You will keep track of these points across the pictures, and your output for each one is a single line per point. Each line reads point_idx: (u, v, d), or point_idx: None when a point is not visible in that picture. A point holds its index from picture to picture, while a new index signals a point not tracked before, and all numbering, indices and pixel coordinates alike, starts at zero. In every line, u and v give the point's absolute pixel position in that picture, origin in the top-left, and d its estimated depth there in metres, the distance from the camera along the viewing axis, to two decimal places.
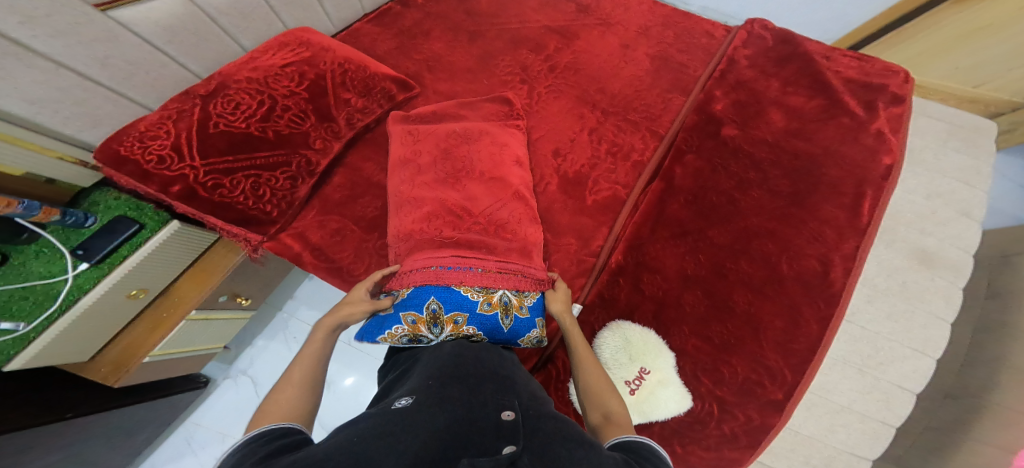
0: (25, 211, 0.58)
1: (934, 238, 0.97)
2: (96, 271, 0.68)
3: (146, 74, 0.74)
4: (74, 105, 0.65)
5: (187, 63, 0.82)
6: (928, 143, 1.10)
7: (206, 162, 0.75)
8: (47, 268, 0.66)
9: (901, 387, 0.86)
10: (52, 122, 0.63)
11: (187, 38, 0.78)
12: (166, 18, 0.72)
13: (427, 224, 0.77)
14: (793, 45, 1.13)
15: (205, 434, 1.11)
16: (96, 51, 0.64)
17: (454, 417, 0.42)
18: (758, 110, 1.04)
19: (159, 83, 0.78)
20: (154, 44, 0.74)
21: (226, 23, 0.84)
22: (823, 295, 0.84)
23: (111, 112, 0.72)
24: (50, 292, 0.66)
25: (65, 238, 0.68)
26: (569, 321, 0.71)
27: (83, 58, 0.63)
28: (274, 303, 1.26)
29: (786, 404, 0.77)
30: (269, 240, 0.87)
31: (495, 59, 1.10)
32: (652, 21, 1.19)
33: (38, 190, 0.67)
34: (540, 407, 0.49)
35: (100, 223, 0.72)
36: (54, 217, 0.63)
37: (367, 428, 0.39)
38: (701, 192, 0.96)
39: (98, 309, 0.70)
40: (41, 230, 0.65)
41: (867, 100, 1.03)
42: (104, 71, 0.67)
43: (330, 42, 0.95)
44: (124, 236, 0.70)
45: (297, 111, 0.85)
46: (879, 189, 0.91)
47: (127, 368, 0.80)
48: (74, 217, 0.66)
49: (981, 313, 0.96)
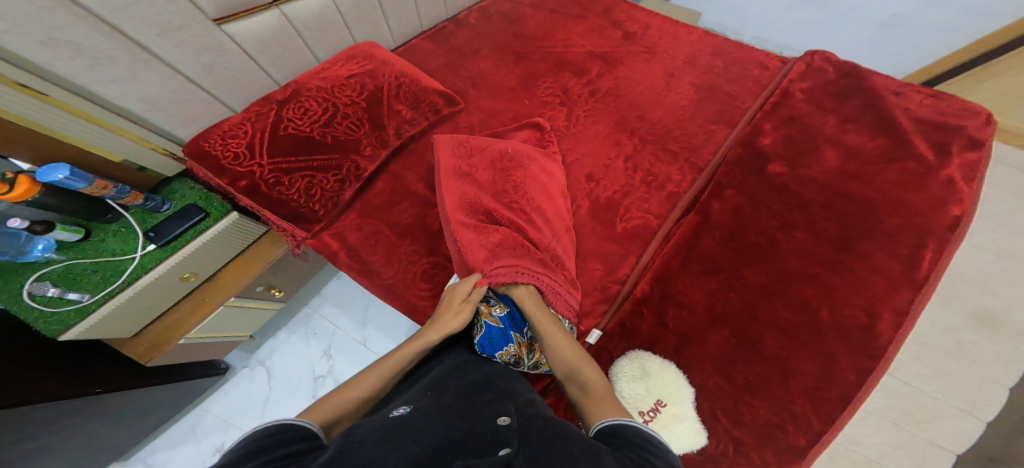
0: (117, 194, 0.71)
1: (1002, 298, 0.89)
2: (160, 253, 0.78)
3: (239, 80, 0.85)
4: (177, 105, 0.76)
5: (272, 71, 0.91)
6: (1006, 195, 1.00)
7: (272, 162, 0.83)
8: (120, 245, 0.76)
9: (938, 445, 0.80)
10: (157, 118, 0.75)
11: (275, 49, 0.88)
12: (262, 31, 0.83)
13: (517, 244, 0.80)
14: (857, 79, 1.06)
15: (211, 422, 1.18)
16: (205, 59, 0.76)
17: (453, 426, 0.46)
18: (811, 147, 0.99)
19: (246, 88, 0.87)
20: (249, 53, 0.84)
21: (308, 37, 0.94)
22: (865, 346, 0.79)
23: (205, 113, 0.83)
24: (116, 269, 0.75)
25: (142, 220, 0.79)
26: (529, 300, 0.73)
27: (195, 64, 0.75)
28: (300, 298, 1.35)
29: (809, 453, 0.73)
30: (312, 237, 0.94)
31: (537, 81, 1.12)
32: (700, 51, 1.16)
33: (131, 176, 0.80)
34: (535, 411, 0.52)
35: (174, 209, 0.84)
36: (138, 201, 0.75)
37: (368, 433, 0.43)
38: (739, 230, 0.92)
39: (156, 287, 0.78)
40: (124, 211, 0.77)
41: (937, 143, 0.94)
42: (208, 76, 0.78)
43: (392, 57, 1.01)
44: (191, 223, 0.80)
45: (355, 119, 0.92)
46: (943, 241, 0.84)
47: (161, 347, 0.87)
48: (153, 202, 0.78)
49: None
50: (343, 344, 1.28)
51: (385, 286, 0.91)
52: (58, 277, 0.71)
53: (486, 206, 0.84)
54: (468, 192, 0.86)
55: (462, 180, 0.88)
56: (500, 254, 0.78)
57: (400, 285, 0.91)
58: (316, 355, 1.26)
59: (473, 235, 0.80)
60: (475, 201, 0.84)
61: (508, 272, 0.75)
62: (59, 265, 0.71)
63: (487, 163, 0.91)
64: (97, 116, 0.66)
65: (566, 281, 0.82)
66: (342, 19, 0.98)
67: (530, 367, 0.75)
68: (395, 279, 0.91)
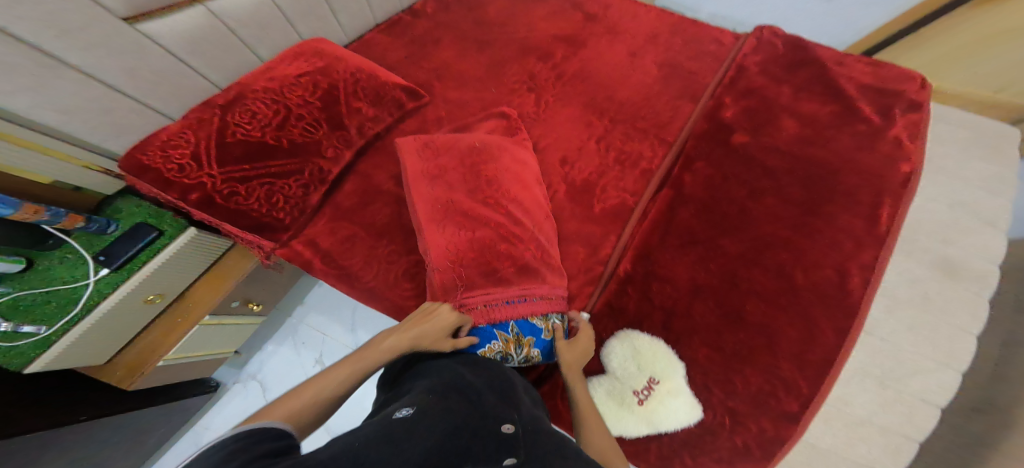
0: (52, 218, 0.63)
1: (958, 247, 0.95)
2: (116, 276, 0.71)
3: (170, 85, 0.79)
4: (101, 115, 0.69)
5: (209, 73, 0.86)
6: (951, 150, 1.07)
7: (223, 170, 0.78)
8: (71, 273, 0.69)
9: (924, 401, 0.84)
10: (82, 131, 0.68)
11: (207, 49, 0.83)
12: (189, 30, 0.77)
13: (489, 249, 0.79)
14: (804, 50, 1.11)
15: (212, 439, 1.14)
16: (124, 63, 0.69)
17: (458, 430, 0.44)
18: (770, 117, 1.03)
19: (181, 93, 0.82)
20: (177, 55, 0.78)
21: (245, 34, 0.89)
22: (840, 305, 0.82)
23: (136, 122, 0.76)
24: (71, 297, 0.69)
25: (88, 245, 0.72)
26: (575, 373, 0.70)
27: (114, 70, 0.68)
28: (284, 309, 1.28)
29: (801, 416, 0.76)
30: (282, 247, 0.90)
31: (503, 68, 1.11)
32: (660, 29, 1.19)
33: (66, 198, 0.73)
34: (538, 423, 0.51)
35: (122, 229, 0.77)
36: (79, 224, 0.68)
37: (372, 434, 0.41)
38: (712, 201, 0.94)
39: (118, 313, 0.73)
40: (66, 236, 0.69)
41: (882, 107, 1.00)
42: (132, 82, 0.72)
43: (343, 52, 0.97)
44: (144, 243, 0.73)
45: (311, 120, 0.87)
46: (898, 197, 0.89)
47: (141, 370, 0.83)
48: (97, 224, 0.71)
49: (1010, 329, 0.91)
50: (334, 351, 1.22)
51: (367, 289, 0.88)
52: (7, 310, 0.65)
53: (462, 206, 0.83)
54: (437, 195, 0.85)
55: (432, 183, 0.86)
56: (473, 277, 0.76)
57: (383, 287, 0.87)
58: (307, 364, 1.21)
59: (444, 247, 0.79)
60: (445, 202, 0.84)
61: (491, 290, 0.75)
62: (7, 297, 0.65)
63: (458, 156, 0.89)
64: (23, 139, 0.60)
65: (549, 271, 0.81)
66: (283, 15, 0.94)
67: (518, 363, 0.74)
68: (377, 281, 0.87)
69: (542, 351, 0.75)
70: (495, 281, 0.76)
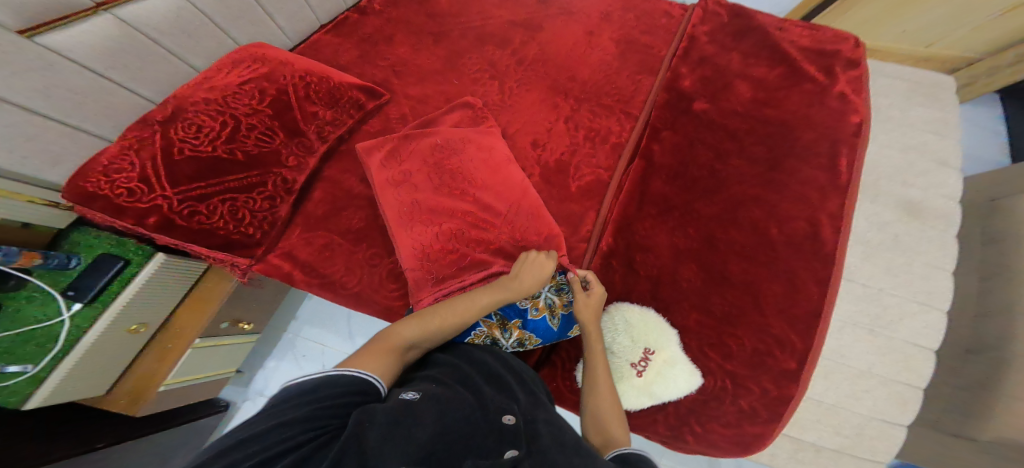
0: (4, 258, 0.59)
1: (917, 188, 1.01)
2: (91, 309, 0.74)
3: (95, 103, 0.71)
4: (26, 143, 0.62)
5: (137, 88, 0.79)
6: (894, 100, 1.14)
7: (178, 190, 0.73)
8: (42, 311, 0.70)
9: (917, 345, 0.89)
10: (10, 163, 0.61)
11: (131, 61, 0.75)
12: (102, 42, 0.68)
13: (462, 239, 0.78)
14: (747, 18, 1.15)
15: None
16: (36, 82, 0.60)
17: (464, 420, 0.43)
18: (725, 83, 1.06)
19: (112, 111, 0.75)
20: (95, 70, 0.70)
21: (170, 43, 0.80)
22: (817, 256, 0.85)
23: (69, 147, 0.69)
24: (51, 334, 0.71)
25: (53, 282, 0.71)
26: (595, 334, 0.70)
27: (25, 90, 0.59)
28: (277, 325, 1.34)
29: (800, 371, 0.78)
30: (257, 263, 0.86)
31: (462, 59, 1.11)
32: (611, 6, 1.21)
33: (13, 235, 0.69)
34: (540, 411, 0.49)
35: (86, 263, 0.75)
36: (37, 261, 0.65)
37: (387, 415, 0.40)
38: (682, 167, 0.97)
39: (102, 345, 0.76)
40: (27, 276, 0.68)
41: (825, 65, 1.06)
42: (50, 103, 0.64)
43: (288, 56, 0.92)
44: (112, 274, 0.74)
45: (264, 129, 0.84)
46: (853, 146, 0.94)
47: (143, 398, 0.90)
48: (56, 260, 0.68)
49: (981, 260, 0.96)
50: (335, 359, 1.28)
51: (353, 295, 0.85)
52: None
53: (429, 203, 0.82)
54: (409, 199, 0.83)
55: (398, 190, 0.84)
56: (446, 269, 0.77)
57: (369, 290, 0.85)
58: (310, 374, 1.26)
59: (420, 242, 0.79)
60: (410, 203, 0.83)
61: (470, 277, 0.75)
62: None
63: (425, 152, 0.88)
64: None
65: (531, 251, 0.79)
66: (210, 20, 0.86)
67: (512, 348, 0.73)
68: (362, 286, 0.85)
69: (536, 333, 0.73)
70: (473, 267, 0.77)
